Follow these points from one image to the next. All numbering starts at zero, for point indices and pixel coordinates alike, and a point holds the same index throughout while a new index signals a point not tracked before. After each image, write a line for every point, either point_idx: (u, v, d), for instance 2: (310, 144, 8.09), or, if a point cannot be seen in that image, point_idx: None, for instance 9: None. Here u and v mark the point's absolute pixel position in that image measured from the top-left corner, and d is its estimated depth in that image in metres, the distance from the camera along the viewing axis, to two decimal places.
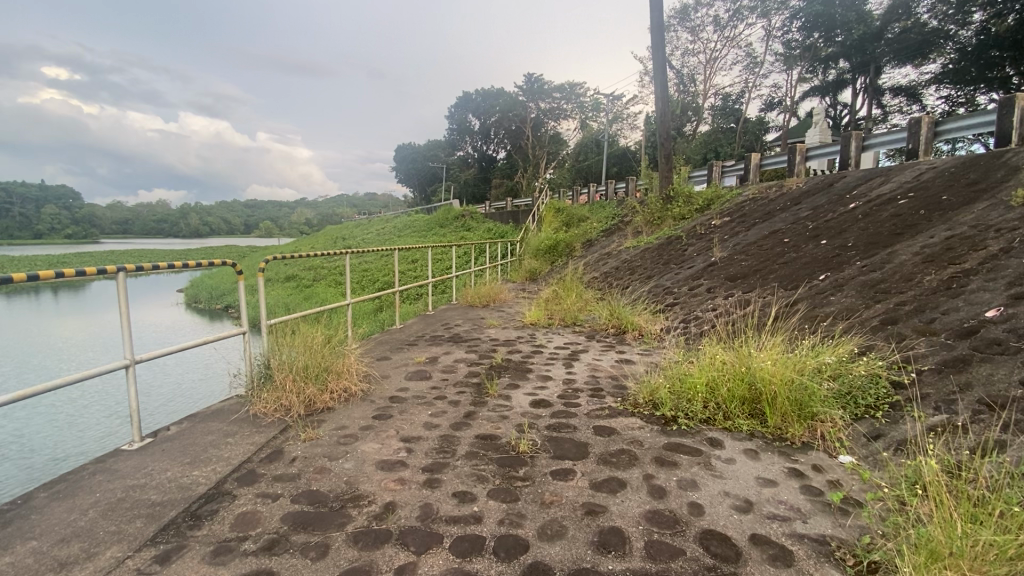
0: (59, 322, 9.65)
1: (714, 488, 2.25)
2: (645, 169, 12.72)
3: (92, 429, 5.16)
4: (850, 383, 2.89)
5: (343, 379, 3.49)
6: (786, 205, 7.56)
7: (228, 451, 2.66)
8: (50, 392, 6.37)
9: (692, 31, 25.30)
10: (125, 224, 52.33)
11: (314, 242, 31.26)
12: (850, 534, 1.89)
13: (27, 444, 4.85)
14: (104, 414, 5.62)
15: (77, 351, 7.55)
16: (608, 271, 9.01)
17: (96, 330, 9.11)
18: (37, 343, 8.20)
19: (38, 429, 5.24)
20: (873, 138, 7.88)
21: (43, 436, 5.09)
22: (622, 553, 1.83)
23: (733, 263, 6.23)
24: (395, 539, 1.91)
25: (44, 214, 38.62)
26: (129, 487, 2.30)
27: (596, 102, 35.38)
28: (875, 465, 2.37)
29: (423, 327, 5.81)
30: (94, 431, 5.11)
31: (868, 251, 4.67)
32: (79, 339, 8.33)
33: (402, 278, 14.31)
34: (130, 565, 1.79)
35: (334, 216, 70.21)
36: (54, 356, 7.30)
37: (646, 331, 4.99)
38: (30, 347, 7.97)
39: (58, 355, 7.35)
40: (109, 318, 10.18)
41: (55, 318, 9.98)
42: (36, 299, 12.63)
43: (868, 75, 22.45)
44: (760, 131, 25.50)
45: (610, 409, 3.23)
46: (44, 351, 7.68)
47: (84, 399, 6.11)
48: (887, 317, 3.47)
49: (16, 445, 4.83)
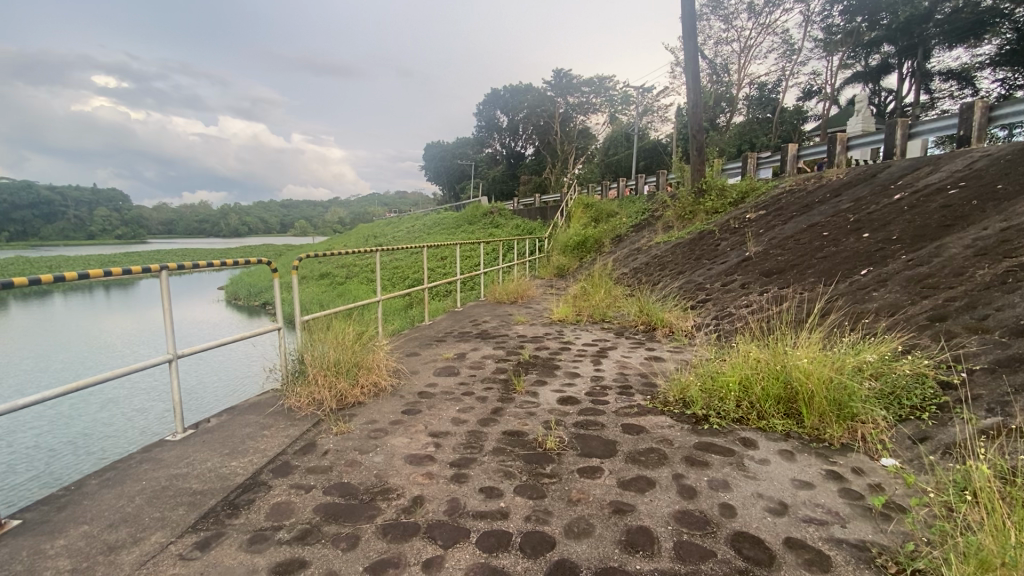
0: (102, 321, 10.04)
1: (747, 489, 2.19)
2: (677, 161, 12.44)
3: (131, 425, 5.34)
4: (895, 382, 2.77)
5: (373, 374, 3.56)
6: (826, 197, 7.28)
7: (265, 443, 2.75)
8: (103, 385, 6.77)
9: (725, 19, 24.52)
10: (170, 224, 54.86)
11: (346, 240, 31.96)
12: (893, 541, 1.81)
13: (73, 438, 5.08)
14: (143, 409, 5.82)
15: (121, 347, 7.88)
16: (637, 267, 8.89)
17: (143, 326, 9.63)
18: (83, 340, 8.58)
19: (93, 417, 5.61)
20: (921, 125, 7.46)
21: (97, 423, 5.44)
22: (650, 553, 1.80)
23: (768, 258, 6.04)
24: (422, 532, 1.94)
25: (97, 215, 40.85)
26: (172, 476, 2.41)
27: (625, 95, 34.85)
28: (920, 470, 2.25)
29: (452, 323, 5.87)
30: (132, 426, 5.29)
31: (914, 244, 4.44)
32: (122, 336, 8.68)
33: (431, 275, 14.53)
34: (172, 551, 1.87)
35: (366, 215, 71.55)
36: (106, 349, 7.76)
37: (677, 327, 4.90)
38: (77, 344, 8.35)
39: (109, 348, 7.81)
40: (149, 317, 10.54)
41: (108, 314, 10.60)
42: (91, 297, 13.43)
43: (915, 59, 21.31)
44: (797, 120, 24.75)
45: (639, 407, 3.18)
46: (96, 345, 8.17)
47: (126, 393, 6.38)
48: (934, 314, 3.30)
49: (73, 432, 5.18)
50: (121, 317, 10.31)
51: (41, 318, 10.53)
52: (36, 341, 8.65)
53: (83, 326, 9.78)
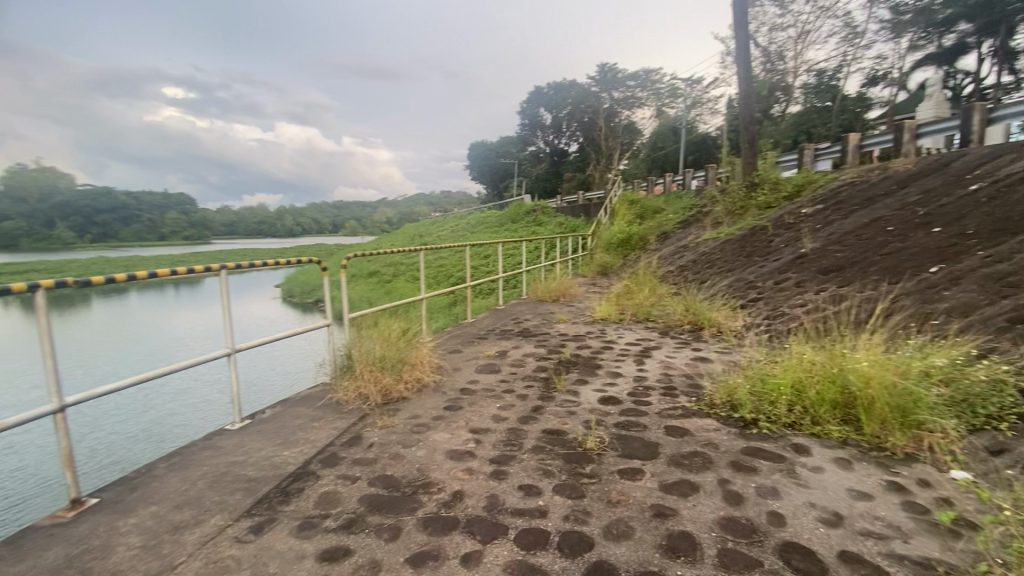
0: (171, 317, 10.84)
1: (798, 498, 2.09)
2: (727, 154, 11.97)
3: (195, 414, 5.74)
4: (967, 389, 2.55)
5: (416, 370, 3.64)
6: (891, 189, 6.81)
7: (314, 434, 2.88)
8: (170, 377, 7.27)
9: (780, 4, 23.27)
10: (231, 226, 58.15)
11: (393, 239, 32.82)
12: (963, 561, 1.67)
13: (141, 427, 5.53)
14: (207, 399, 6.24)
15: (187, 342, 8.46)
16: (685, 264, 8.62)
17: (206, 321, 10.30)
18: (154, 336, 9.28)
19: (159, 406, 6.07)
20: (1003, 109, 6.84)
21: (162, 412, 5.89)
22: (692, 559, 1.75)
23: (826, 255, 5.72)
24: (462, 526, 1.97)
25: (167, 218, 43.90)
26: (230, 463, 2.56)
27: (673, 88, 33.82)
28: (997, 484, 2.06)
29: (494, 322, 5.91)
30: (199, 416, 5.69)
31: (993, 239, 4.08)
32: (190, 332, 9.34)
33: (474, 274, 14.70)
34: (229, 533, 1.99)
35: (413, 215, 73.16)
36: (172, 343, 8.36)
37: (726, 327, 4.73)
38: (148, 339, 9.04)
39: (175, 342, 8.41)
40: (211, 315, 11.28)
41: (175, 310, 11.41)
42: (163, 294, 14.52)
43: (998, 36, 19.50)
44: (861, 108, 23.41)
45: (683, 408, 3.09)
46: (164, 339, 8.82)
47: (192, 384, 6.84)
48: (1016, 315, 3.02)
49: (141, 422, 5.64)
50: (186, 313, 11.07)
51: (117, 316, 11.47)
52: (112, 336, 9.43)
53: (154, 321, 10.58)
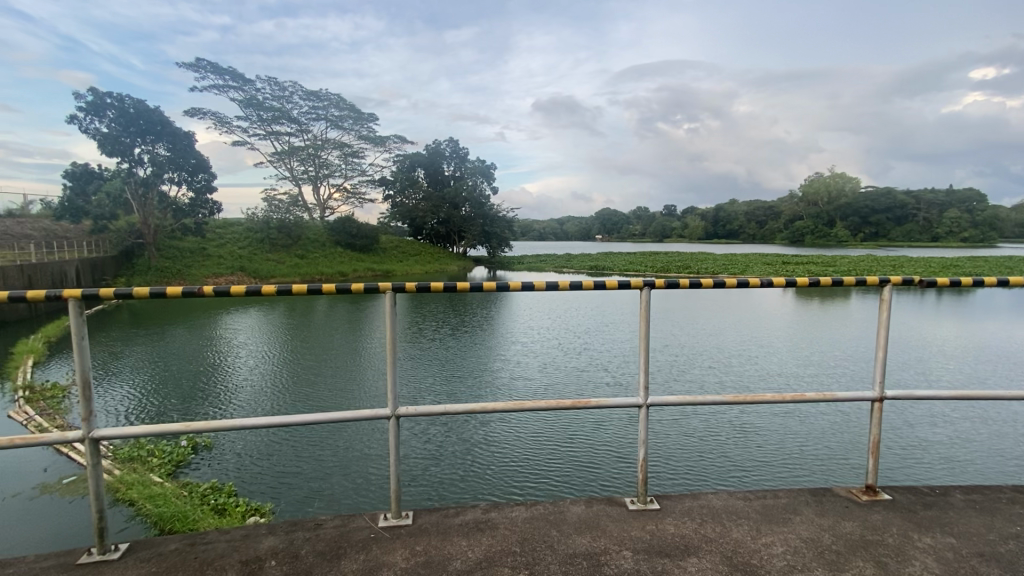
0: (923, 350, 10.47)
1: None
2: None
3: (931, 468, 5.62)
4: None
5: None
6: None
7: None
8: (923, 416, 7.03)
9: None
10: None
11: None
12: None
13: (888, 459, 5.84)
14: (943, 455, 5.92)
15: (922, 385, 8.29)
16: None
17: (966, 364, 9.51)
18: (903, 364, 9.37)
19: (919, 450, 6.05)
20: None
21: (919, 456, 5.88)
22: None
23: None
24: None
25: None
26: None
27: None
28: None
29: None
30: (931, 471, 5.55)
31: None
32: (944, 375, 8.75)
33: None
34: None
35: None
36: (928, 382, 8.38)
37: None
38: (899, 363, 9.46)
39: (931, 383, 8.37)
40: (971, 357, 10.01)
41: (932, 342, 11.08)
42: (926, 317, 14.13)
43: None
44: None
45: None
46: (919, 372, 8.94)
47: (927, 429, 6.62)
48: None
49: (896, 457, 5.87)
50: (942, 348, 10.58)
51: (868, 333, 12.26)
52: (866, 354, 10.46)
53: (907, 346, 10.79)
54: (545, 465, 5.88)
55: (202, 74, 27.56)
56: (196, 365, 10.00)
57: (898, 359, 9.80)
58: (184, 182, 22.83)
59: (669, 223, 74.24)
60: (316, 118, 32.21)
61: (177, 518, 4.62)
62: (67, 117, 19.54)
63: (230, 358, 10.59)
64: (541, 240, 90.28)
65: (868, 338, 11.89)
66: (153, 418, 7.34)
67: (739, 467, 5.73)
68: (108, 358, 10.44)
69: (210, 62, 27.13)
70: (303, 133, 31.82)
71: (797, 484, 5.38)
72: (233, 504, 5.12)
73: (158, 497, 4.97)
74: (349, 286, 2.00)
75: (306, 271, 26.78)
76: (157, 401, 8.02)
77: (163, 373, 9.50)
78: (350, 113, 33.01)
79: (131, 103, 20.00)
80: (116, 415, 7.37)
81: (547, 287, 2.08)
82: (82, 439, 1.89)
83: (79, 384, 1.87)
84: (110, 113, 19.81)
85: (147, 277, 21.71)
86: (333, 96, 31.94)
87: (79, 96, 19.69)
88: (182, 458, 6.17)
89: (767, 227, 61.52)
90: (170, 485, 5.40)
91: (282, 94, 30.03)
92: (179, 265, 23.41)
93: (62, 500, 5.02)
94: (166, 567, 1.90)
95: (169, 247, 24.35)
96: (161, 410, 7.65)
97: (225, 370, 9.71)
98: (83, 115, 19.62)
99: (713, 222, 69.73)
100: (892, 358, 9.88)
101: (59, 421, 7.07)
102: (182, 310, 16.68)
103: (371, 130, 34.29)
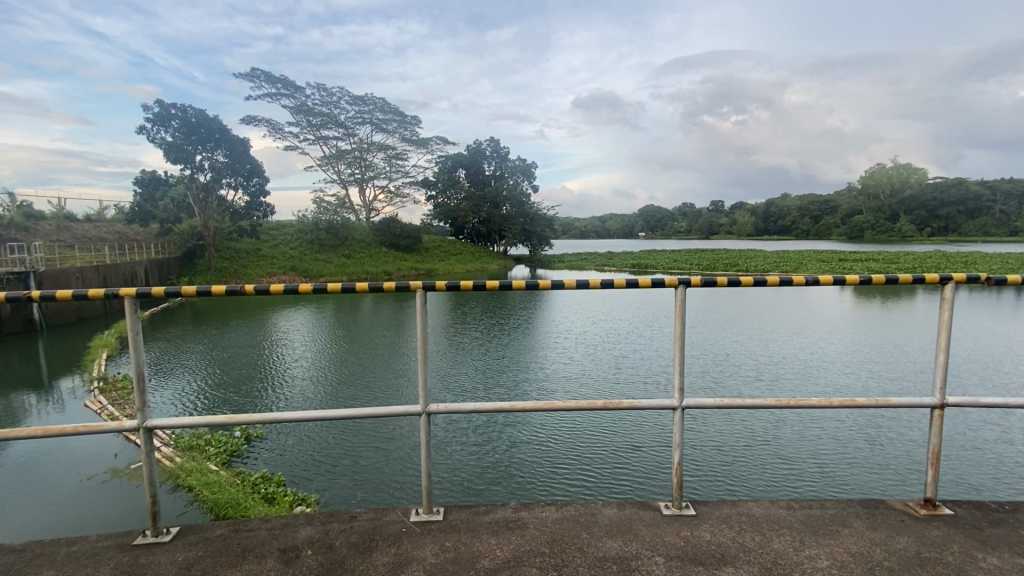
0: (994, 354, 9.66)
1: None
2: None
3: (1000, 482, 5.22)
4: None
5: None
6: None
7: None
8: (994, 424, 6.52)
9: None
10: None
11: None
12: None
13: (951, 471, 5.45)
14: (1016, 470, 5.44)
15: (994, 393, 7.62)
16: None
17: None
18: (970, 369, 8.69)
19: (987, 461, 5.62)
20: None
21: (985, 469, 5.47)
22: None
23: None
24: None
25: None
26: None
27: None
28: None
29: None
30: (1001, 487, 5.11)
31: None
32: (1015, 380, 8.14)
33: None
34: None
35: None
36: (998, 387, 7.80)
37: None
38: (961, 365, 8.93)
39: (1001, 388, 7.80)
40: None
41: (998, 343, 10.37)
42: (997, 317, 13.15)
43: None
44: None
45: None
46: (987, 375, 8.36)
47: (997, 440, 6.10)
48: None
49: (962, 469, 5.46)
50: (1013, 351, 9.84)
51: (932, 335, 11.43)
52: (921, 354, 9.98)
53: (973, 347, 10.10)
54: (580, 465, 5.87)
55: (257, 83, 28.95)
56: (250, 361, 10.49)
57: (962, 360, 9.23)
58: (240, 187, 24.06)
59: (717, 219, 71.80)
60: (362, 122, 33.14)
61: (231, 505, 4.87)
62: (137, 127, 20.97)
63: (281, 354, 11.07)
64: (582, 237, 89.51)
65: (929, 339, 11.15)
66: (209, 410, 7.77)
67: (783, 475, 5.48)
68: (173, 354, 11.12)
69: (264, 71, 28.44)
70: (350, 137, 32.83)
71: (845, 493, 5.12)
72: (282, 493, 5.33)
73: (214, 485, 5.26)
74: (381, 285, 2.00)
75: (353, 270, 27.74)
76: (214, 394, 8.46)
77: (219, 368, 10.02)
78: (394, 115, 33.77)
79: (193, 113, 21.23)
80: (177, 406, 7.88)
81: (578, 286, 1.99)
82: (138, 428, 1.99)
83: (135, 375, 1.98)
84: (174, 123, 21.10)
85: (207, 277, 22.99)
86: (378, 100, 32.74)
87: (148, 107, 21.10)
88: (236, 448, 6.49)
89: (822, 222, 58.72)
90: (225, 473, 5.70)
91: (330, 99, 31.12)
92: (237, 265, 24.70)
93: (129, 484, 5.40)
94: (212, 551, 2.00)
95: (227, 249, 25.75)
96: (218, 403, 8.08)
97: (277, 365, 10.17)
98: (151, 125, 21.00)
99: (764, 217, 67.25)
100: (957, 360, 9.30)
101: (128, 410, 7.60)
102: (237, 307, 17.57)
103: (414, 132, 34.99)
